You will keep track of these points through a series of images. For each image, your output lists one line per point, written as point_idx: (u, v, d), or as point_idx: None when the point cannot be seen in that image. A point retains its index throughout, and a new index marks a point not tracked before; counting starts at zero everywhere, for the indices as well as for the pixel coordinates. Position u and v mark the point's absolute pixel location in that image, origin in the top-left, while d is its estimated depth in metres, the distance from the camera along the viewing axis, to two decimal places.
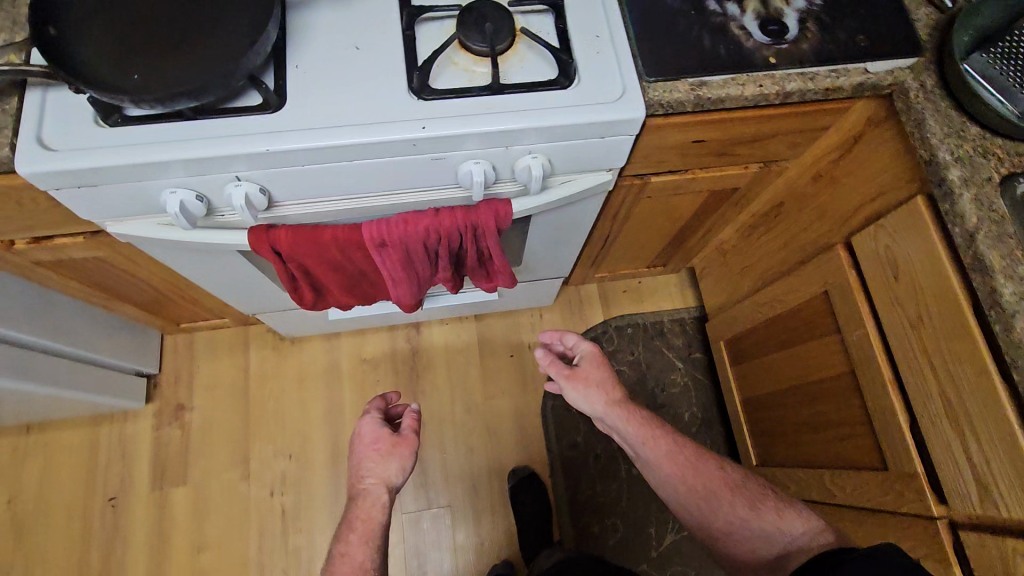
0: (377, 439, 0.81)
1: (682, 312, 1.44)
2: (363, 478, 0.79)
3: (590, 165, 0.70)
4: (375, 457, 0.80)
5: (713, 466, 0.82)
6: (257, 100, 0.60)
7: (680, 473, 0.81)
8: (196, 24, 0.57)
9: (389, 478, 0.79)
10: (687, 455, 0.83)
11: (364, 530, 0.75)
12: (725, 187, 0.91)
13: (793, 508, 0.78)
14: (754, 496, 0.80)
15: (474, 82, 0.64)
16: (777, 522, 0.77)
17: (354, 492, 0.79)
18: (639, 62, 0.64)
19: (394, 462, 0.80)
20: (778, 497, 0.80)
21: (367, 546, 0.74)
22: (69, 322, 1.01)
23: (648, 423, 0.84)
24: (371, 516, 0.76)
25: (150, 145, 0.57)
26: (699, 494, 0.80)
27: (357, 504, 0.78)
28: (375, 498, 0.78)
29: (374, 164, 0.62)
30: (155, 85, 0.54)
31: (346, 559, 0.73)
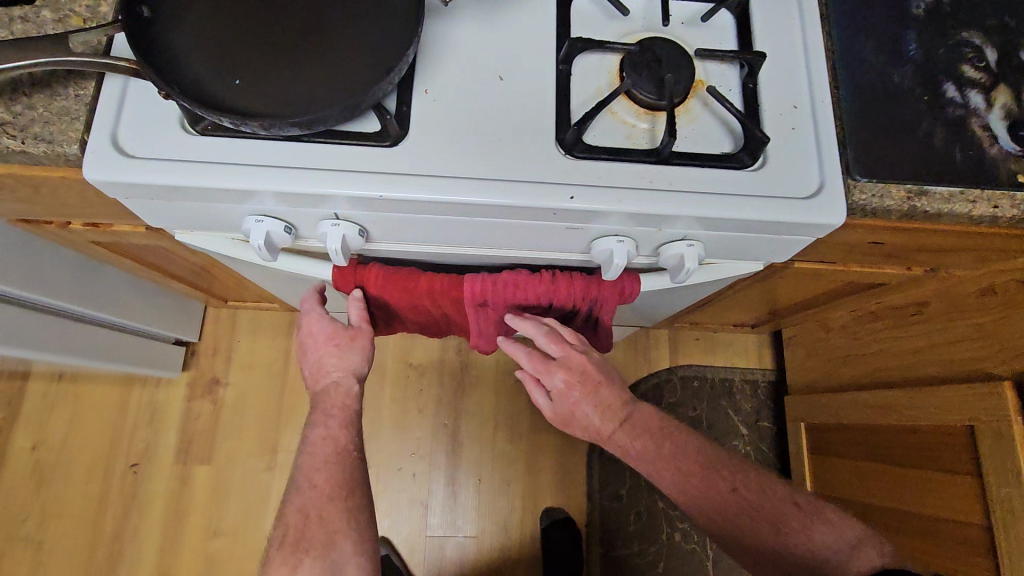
0: (334, 335, 0.66)
1: (756, 373, 1.31)
2: (325, 374, 0.66)
3: (747, 257, 0.58)
4: (335, 353, 0.66)
5: (727, 476, 0.63)
6: (375, 126, 0.50)
7: (685, 487, 0.62)
8: (317, 28, 0.46)
9: (356, 369, 0.67)
10: (695, 462, 0.64)
11: (345, 416, 0.65)
12: (870, 280, 0.77)
13: (820, 522, 0.62)
14: (775, 515, 0.62)
15: (634, 141, 0.52)
16: (805, 540, 0.60)
17: (315, 388, 0.67)
18: (847, 151, 0.51)
19: (358, 354, 0.67)
20: (800, 510, 0.63)
21: (349, 430, 0.65)
22: (114, 288, 0.94)
23: (648, 449, 0.64)
24: (346, 404, 0.66)
25: (243, 169, 0.48)
26: (711, 509, 0.62)
27: (320, 396, 0.66)
28: (347, 389, 0.66)
29: (499, 223, 0.52)
30: (260, 100, 0.44)
31: (329, 442, 0.62)
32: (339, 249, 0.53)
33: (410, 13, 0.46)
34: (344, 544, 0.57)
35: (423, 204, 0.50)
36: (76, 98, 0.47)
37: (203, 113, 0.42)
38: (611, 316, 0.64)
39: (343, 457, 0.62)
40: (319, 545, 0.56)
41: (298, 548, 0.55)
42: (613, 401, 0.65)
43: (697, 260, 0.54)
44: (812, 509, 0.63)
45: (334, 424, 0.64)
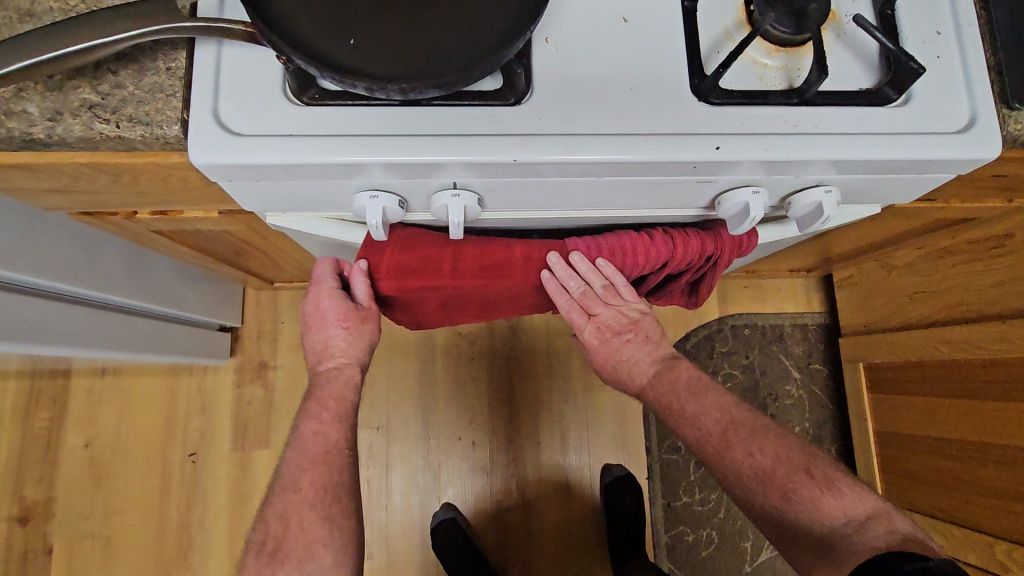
0: (343, 317, 0.64)
1: (805, 317, 1.30)
2: (331, 354, 0.67)
3: (875, 200, 0.55)
4: (344, 336, 0.65)
5: (744, 439, 0.61)
6: (494, 84, 0.46)
7: (700, 444, 0.63)
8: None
9: (362, 354, 0.67)
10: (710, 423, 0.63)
11: (339, 408, 0.66)
12: (963, 215, 0.75)
13: (833, 494, 0.57)
14: (785, 481, 0.58)
15: (766, 82, 0.49)
16: (812, 509, 0.56)
17: (322, 367, 0.68)
18: (999, 78, 0.48)
19: (364, 338, 0.66)
20: (814, 480, 0.58)
21: (340, 424, 0.65)
22: (163, 277, 0.90)
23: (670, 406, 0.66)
24: (343, 395, 0.66)
25: (362, 139, 0.44)
26: (721, 465, 0.61)
27: (324, 380, 0.67)
28: (346, 377, 0.67)
29: (627, 181, 0.49)
30: (383, 61, 0.39)
31: (319, 438, 0.64)
32: (462, 220, 0.49)
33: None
34: (322, 556, 0.58)
35: (556, 166, 0.46)
36: (167, 71, 0.43)
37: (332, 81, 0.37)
38: (720, 273, 0.62)
39: (334, 454, 0.63)
40: (296, 558, 0.57)
41: (271, 561, 0.57)
42: (643, 354, 0.68)
43: (836, 207, 0.51)
44: (826, 479, 0.58)
45: (327, 417, 0.65)
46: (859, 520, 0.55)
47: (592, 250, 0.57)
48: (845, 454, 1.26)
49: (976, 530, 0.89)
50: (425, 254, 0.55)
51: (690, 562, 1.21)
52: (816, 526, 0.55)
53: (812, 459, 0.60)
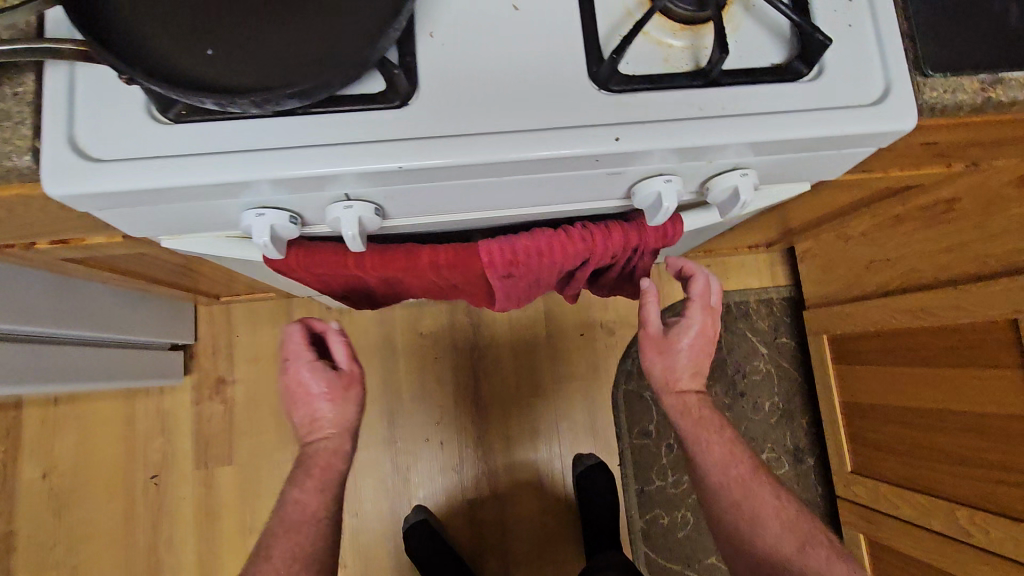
0: (327, 390, 0.66)
1: (770, 291, 1.29)
2: (319, 426, 0.68)
3: (799, 178, 0.53)
4: (329, 405, 0.66)
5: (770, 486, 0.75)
6: (379, 86, 0.43)
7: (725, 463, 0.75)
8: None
9: (348, 421, 0.69)
10: (741, 473, 0.75)
11: (322, 478, 0.68)
12: (906, 184, 0.73)
13: (840, 561, 0.71)
14: (801, 537, 0.72)
15: (672, 63, 0.46)
16: (824, 566, 0.70)
17: (310, 437, 0.69)
18: (913, 43, 0.45)
19: (351, 405, 0.68)
20: (830, 546, 0.73)
21: (321, 494, 0.68)
22: (96, 304, 0.87)
23: (709, 425, 0.76)
24: (330, 462, 0.68)
25: (236, 156, 0.41)
26: (746, 517, 0.73)
27: (314, 449, 0.68)
28: (335, 448, 0.69)
29: (532, 178, 0.46)
30: (242, 68, 0.35)
31: (298, 507, 0.69)
32: (357, 233, 0.46)
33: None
34: None
35: (447, 168, 0.43)
36: (15, 97, 0.40)
37: (188, 98, 0.34)
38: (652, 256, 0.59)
39: (309, 525, 0.68)
40: None
41: None
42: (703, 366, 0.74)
43: (752, 190, 0.49)
44: (838, 550, 0.73)
45: (309, 486, 0.68)
46: None
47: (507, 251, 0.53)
48: (814, 425, 1.26)
49: (938, 496, 0.89)
50: (329, 260, 0.51)
51: (666, 544, 1.21)
52: None
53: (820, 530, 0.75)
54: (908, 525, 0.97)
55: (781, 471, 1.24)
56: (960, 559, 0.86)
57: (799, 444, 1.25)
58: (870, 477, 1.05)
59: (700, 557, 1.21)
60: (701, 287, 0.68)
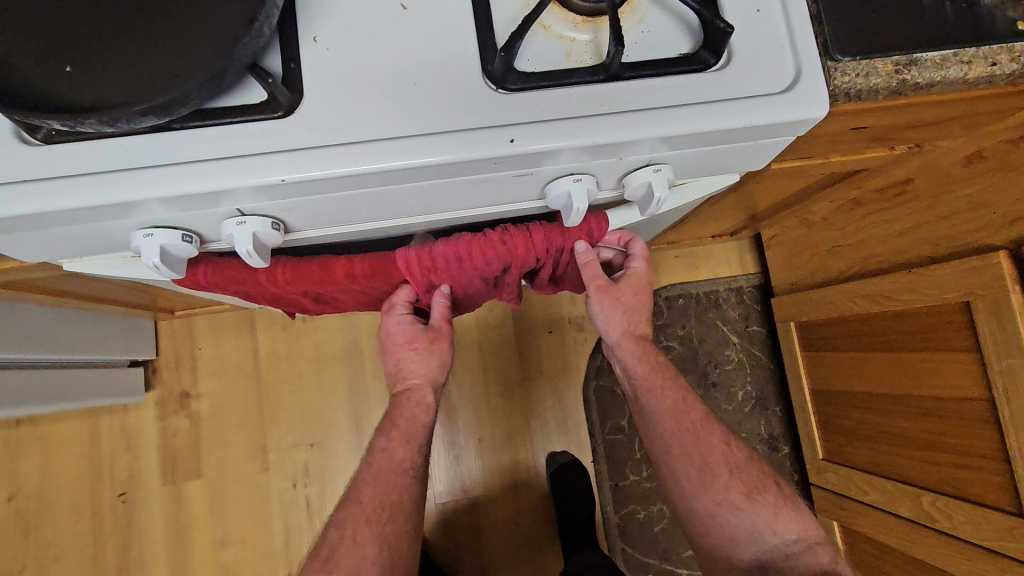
0: (414, 339, 0.65)
1: (739, 279, 1.27)
2: (404, 377, 0.68)
3: (723, 171, 0.51)
4: (415, 357, 0.66)
5: (721, 431, 0.74)
6: (262, 95, 0.41)
7: (677, 411, 0.73)
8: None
9: (432, 375, 0.68)
10: (692, 420, 0.74)
11: (407, 430, 0.67)
12: (853, 168, 0.72)
13: (786, 513, 0.71)
14: (751, 484, 0.72)
15: (574, 58, 0.44)
16: (770, 518, 0.70)
17: (397, 390, 0.70)
18: (822, 27, 0.44)
19: (435, 359, 0.67)
20: (779, 495, 0.72)
21: (409, 446, 0.67)
22: (45, 327, 0.85)
23: (663, 370, 0.74)
24: (416, 415, 0.68)
25: (108, 178, 0.39)
26: (695, 466, 0.72)
27: (399, 402, 0.69)
28: (422, 397, 0.69)
29: (435, 184, 0.44)
30: (101, 84, 0.34)
31: (386, 456, 0.66)
32: (252, 249, 0.44)
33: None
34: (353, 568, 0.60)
35: (338, 180, 0.41)
36: None
37: (46, 121, 0.32)
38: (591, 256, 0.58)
39: (397, 475, 0.65)
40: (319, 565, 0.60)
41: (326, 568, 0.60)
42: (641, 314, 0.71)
43: (667, 186, 0.47)
44: (789, 500, 0.72)
45: (395, 436, 0.67)
46: (808, 540, 0.69)
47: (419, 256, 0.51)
48: (788, 413, 1.25)
49: (904, 482, 0.88)
50: (240, 277, 0.50)
51: (644, 539, 1.21)
52: (772, 535, 0.69)
53: (772, 479, 0.74)
54: (878, 511, 0.95)
55: None
56: (928, 545, 0.85)
57: (774, 433, 1.24)
58: (841, 464, 1.04)
59: (678, 550, 1.20)
60: (642, 247, 0.68)
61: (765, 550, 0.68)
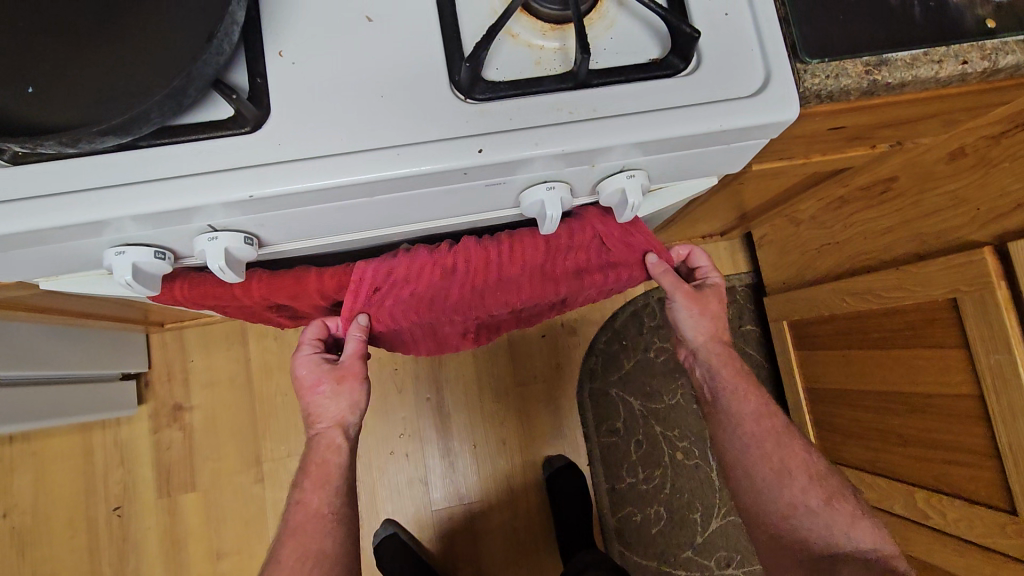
0: (321, 380, 0.61)
1: (731, 279, 1.27)
2: (314, 421, 0.64)
3: (698, 174, 0.50)
4: (321, 398, 0.62)
5: (802, 443, 0.73)
6: (229, 111, 0.41)
7: (759, 416, 0.72)
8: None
9: (342, 419, 0.63)
10: (774, 427, 0.73)
11: (319, 474, 0.63)
12: (836, 167, 0.71)
13: (859, 523, 0.68)
14: (830, 492, 0.70)
15: (544, 66, 0.43)
16: (846, 525, 0.67)
17: (311, 434, 0.65)
18: (791, 30, 0.44)
19: (345, 400, 0.62)
20: (855, 506, 0.69)
21: (324, 490, 0.63)
22: (33, 344, 0.85)
23: (747, 377, 0.74)
24: (327, 459, 0.63)
25: (72, 199, 0.39)
26: (776, 468, 0.70)
27: (313, 444, 0.65)
28: (334, 440, 0.64)
29: (406, 196, 0.44)
30: (66, 106, 0.35)
31: (301, 507, 0.63)
32: (224, 265, 0.44)
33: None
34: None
35: (308, 194, 0.41)
36: None
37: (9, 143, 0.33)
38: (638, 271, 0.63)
39: (315, 523, 0.61)
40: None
41: None
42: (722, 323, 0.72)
43: (641, 192, 0.47)
44: (863, 511, 0.69)
45: (310, 485, 0.64)
46: (883, 551, 0.65)
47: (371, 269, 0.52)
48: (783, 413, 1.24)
49: (898, 480, 0.88)
50: (216, 292, 0.50)
51: (641, 542, 1.20)
52: (847, 540, 0.66)
53: (849, 491, 0.71)
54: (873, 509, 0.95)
55: None
56: (925, 543, 0.85)
57: None
58: (835, 462, 1.03)
59: (675, 552, 1.20)
60: (705, 258, 0.73)
61: (839, 552, 0.65)
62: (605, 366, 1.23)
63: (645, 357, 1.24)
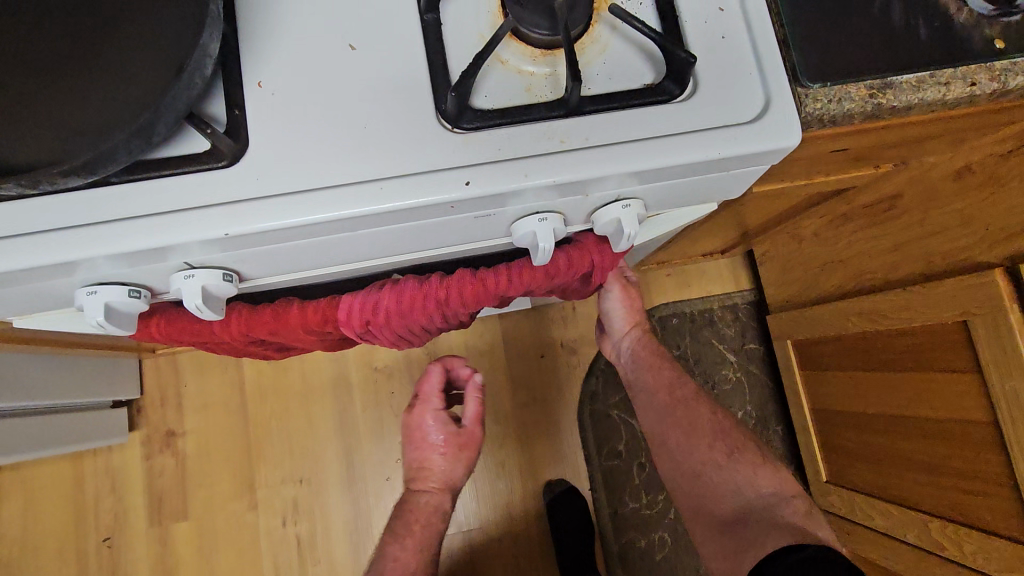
0: (445, 443, 0.78)
1: (734, 296, 1.25)
2: (427, 479, 0.80)
3: (697, 200, 0.48)
4: (442, 456, 0.78)
5: (707, 403, 0.78)
6: (205, 144, 0.39)
7: (670, 388, 0.80)
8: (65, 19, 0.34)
9: (453, 474, 0.80)
10: (685, 394, 0.79)
11: (419, 534, 0.80)
12: (838, 186, 0.70)
13: (760, 469, 0.71)
14: (732, 444, 0.74)
15: (534, 93, 0.42)
16: (750, 475, 0.70)
17: (416, 487, 0.81)
18: (791, 54, 0.42)
19: (457, 460, 0.79)
20: (760, 458, 0.73)
21: (419, 550, 0.80)
22: (25, 375, 0.83)
23: (661, 356, 0.84)
24: (428, 519, 0.81)
25: (39, 239, 0.37)
26: (685, 429, 0.75)
27: (416, 500, 0.81)
28: (440, 494, 0.81)
29: (391, 230, 0.42)
30: (32, 144, 0.33)
31: (398, 563, 0.79)
32: (202, 302, 0.42)
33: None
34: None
35: (288, 230, 0.39)
36: None
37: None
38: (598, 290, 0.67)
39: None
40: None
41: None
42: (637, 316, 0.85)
43: (638, 222, 0.45)
44: (770, 460, 0.73)
45: (408, 544, 0.80)
46: (781, 496, 0.68)
47: (360, 296, 0.50)
48: (791, 434, 1.21)
49: (911, 507, 0.85)
50: (194, 328, 0.49)
51: (645, 569, 1.17)
52: (749, 487, 0.69)
53: (756, 445, 0.75)
54: (884, 536, 0.92)
55: None
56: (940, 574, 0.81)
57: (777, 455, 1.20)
58: (846, 487, 1.00)
59: None
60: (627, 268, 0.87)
61: (742, 502, 0.68)
62: (606, 388, 1.21)
63: None
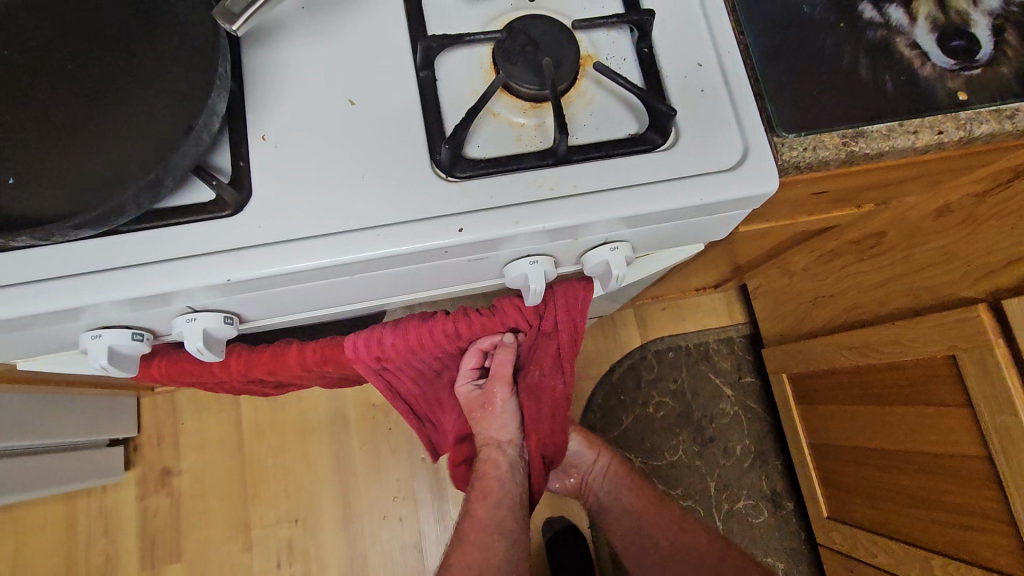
0: (474, 406, 0.64)
1: (730, 330, 1.26)
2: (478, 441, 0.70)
3: (684, 242, 0.50)
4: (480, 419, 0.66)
5: (698, 526, 0.96)
6: (209, 193, 0.41)
7: (664, 514, 0.98)
8: (84, 84, 0.37)
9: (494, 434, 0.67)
10: (676, 517, 0.98)
11: (483, 489, 0.70)
12: (824, 224, 0.72)
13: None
14: (734, 560, 0.91)
15: (525, 142, 0.44)
16: None
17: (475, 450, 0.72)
18: (767, 106, 0.44)
19: (497, 419, 0.65)
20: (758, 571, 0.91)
21: (488, 505, 0.70)
22: (23, 416, 0.83)
23: (642, 487, 1.03)
24: (488, 475, 0.69)
25: (49, 287, 0.38)
26: (688, 551, 0.93)
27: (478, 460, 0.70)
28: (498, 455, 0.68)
29: (386, 273, 0.43)
30: (46, 198, 0.35)
31: (472, 520, 0.71)
32: (203, 346, 0.43)
33: (187, 42, 0.38)
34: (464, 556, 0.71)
35: (288, 275, 0.40)
36: None
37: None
38: (566, 412, 0.64)
39: (483, 534, 0.70)
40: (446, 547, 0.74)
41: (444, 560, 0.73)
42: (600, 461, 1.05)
43: (626, 264, 0.47)
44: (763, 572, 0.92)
45: (477, 502, 0.71)
46: None
47: (367, 335, 0.49)
48: (790, 469, 1.21)
49: (911, 543, 0.84)
50: (194, 369, 0.50)
51: None
52: None
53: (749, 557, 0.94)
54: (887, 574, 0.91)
55: (759, 519, 1.18)
56: None
57: (777, 490, 1.20)
58: (848, 524, 0.99)
59: None
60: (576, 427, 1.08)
61: None
62: (605, 423, 1.20)
63: (645, 413, 1.22)
